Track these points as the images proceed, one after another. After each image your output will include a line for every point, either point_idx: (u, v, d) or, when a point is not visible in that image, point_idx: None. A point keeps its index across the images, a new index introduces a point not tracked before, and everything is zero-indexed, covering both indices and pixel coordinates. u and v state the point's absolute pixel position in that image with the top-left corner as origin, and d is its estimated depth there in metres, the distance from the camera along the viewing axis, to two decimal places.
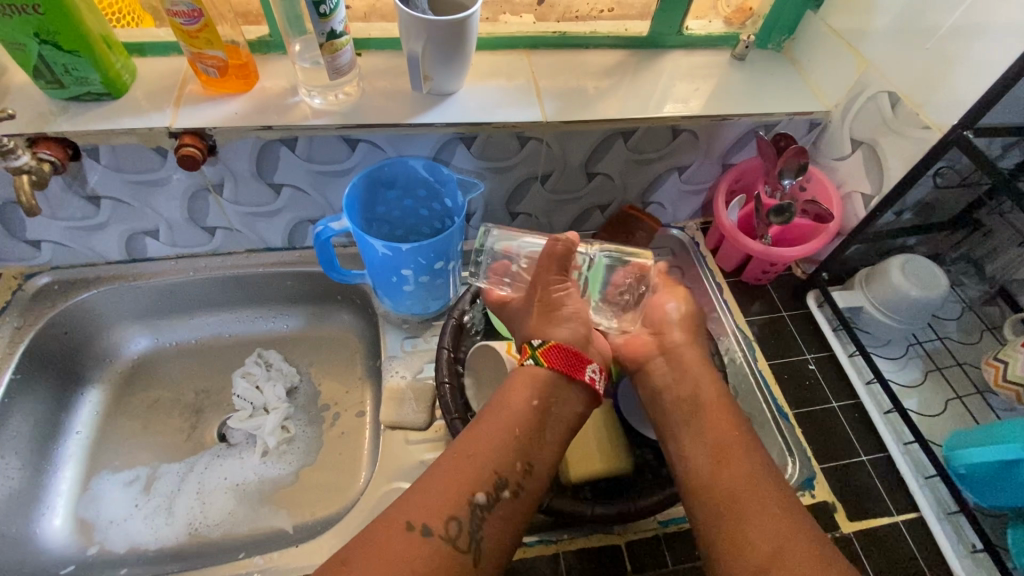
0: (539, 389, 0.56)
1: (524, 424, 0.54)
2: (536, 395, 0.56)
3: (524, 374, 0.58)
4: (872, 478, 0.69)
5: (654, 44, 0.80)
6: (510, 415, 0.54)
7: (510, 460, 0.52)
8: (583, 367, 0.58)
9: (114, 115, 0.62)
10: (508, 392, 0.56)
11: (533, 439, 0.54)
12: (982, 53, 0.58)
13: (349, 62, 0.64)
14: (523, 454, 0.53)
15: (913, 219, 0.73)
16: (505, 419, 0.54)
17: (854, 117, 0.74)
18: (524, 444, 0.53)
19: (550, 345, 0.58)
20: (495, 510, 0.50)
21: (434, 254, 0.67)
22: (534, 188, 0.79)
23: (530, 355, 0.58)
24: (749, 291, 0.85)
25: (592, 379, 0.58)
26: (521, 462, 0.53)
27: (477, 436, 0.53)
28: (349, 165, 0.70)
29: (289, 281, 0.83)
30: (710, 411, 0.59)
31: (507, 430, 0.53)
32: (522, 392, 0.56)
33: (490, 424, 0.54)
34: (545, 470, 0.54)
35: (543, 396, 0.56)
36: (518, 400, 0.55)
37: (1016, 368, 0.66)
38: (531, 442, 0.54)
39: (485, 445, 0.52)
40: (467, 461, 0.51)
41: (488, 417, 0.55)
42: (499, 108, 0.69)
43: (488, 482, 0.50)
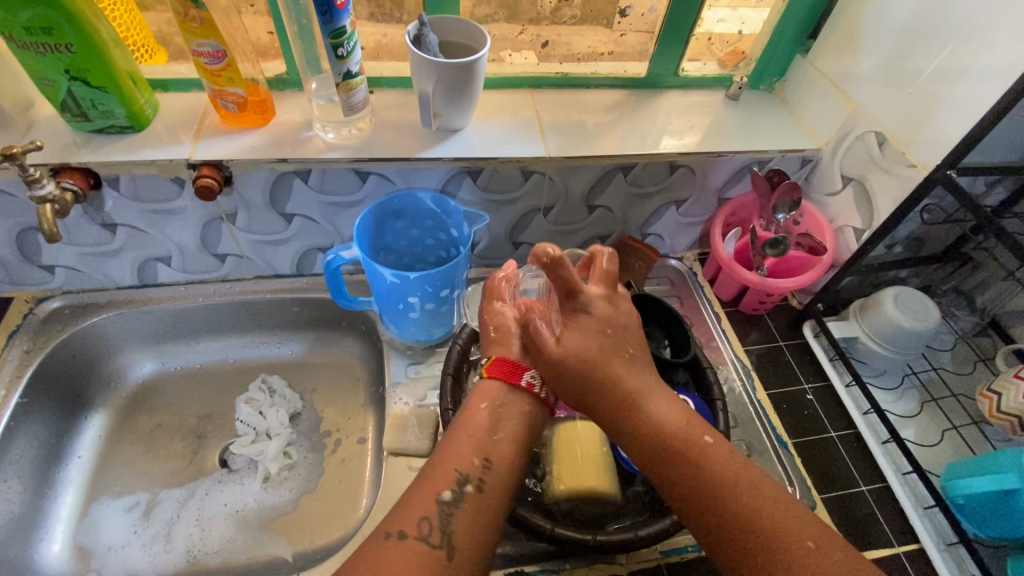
0: (488, 394, 0.54)
1: (482, 421, 0.53)
2: (487, 400, 0.54)
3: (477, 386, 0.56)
4: (872, 509, 0.69)
5: (652, 84, 0.84)
6: (469, 417, 0.53)
7: (467, 456, 0.50)
8: (522, 374, 0.55)
9: (135, 147, 0.65)
10: (466, 403, 0.54)
11: (490, 437, 0.52)
12: (962, 99, 0.62)
13: (362, 100, 0.67)
14: (481, 449, 0.51)
15: (904, 252, 0.76)
16: (464, 422, 0.53)
17: (843, 155, 0.77)
18: (483, 441, 0.51)
19: (492, 359, 0.57)
20: (461, 505, 0.47)
21: (440, 282, 0.69)
22: (536, 219, 0.81)
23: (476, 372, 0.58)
24: (746, 321, 0.86)
25: (529, 386, 0.55)
26: (480, 458, 0.50)
27: (444, 442, 0.52)
28: (359, 197, 0.73)
29: (295, 307, 0.84)
30: (677, 439, 0.49)
31: (465, 431, 0.52)
32: (479, 398, 0.54)
33: (453, 427, 0.53)
34: (507, 462, 0.51)
35: (492, 399, 0.54)
36: (475, 404, 0.54)
37: (1010, 399, 0.67)
38: (487, 435, 0.51)
39: (449, 447, 0.51)
40: (433, 467, 0.50)
41: (452, 425, 0.53)
42: (505, 144, 0.72)
43: (450, 481, 0.49)
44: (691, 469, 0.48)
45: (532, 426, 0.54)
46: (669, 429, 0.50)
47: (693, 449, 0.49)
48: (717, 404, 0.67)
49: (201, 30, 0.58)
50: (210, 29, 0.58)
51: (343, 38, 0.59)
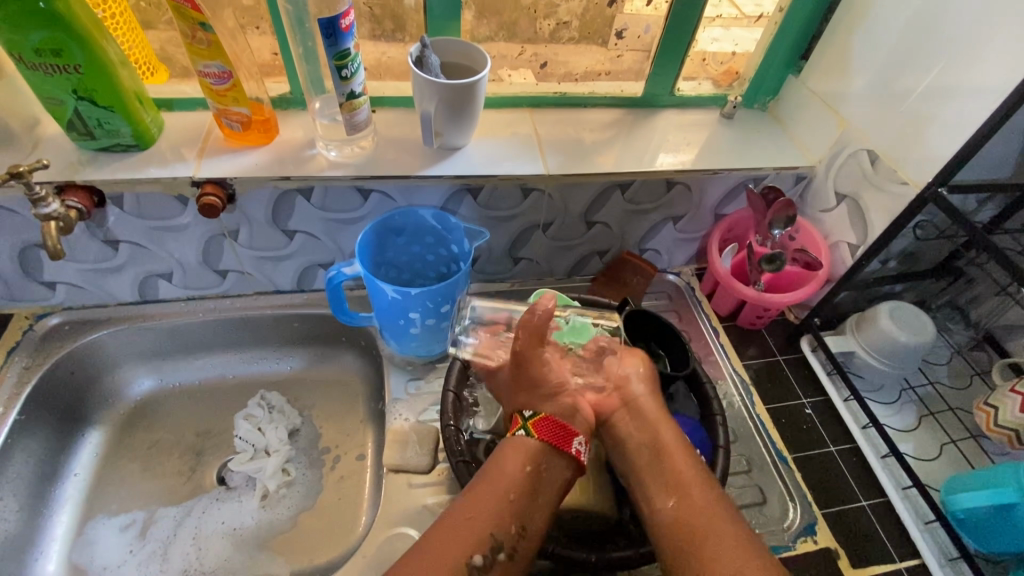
0: (529, 455, 0.57)
1: (519, 484, 0.54)
2: (530, 463, 0.56)
3: (514, 442, 0.58)
4: (873, 524, 0.69)
5: (648, 103, 0.86)
6: (506, 479, 0.54)
7: (505, 523, 0.52)
8: (572, 442, 0.58)
9: (140, 165, 0.66)
10: (501, 459, 0.56)
11: (530, 504, 0.54)
12: (951, 119, 0.64)
13: (365, 119, 0.68)
14: (518, 516, 0.53)
15: (898, 267, 0.77)
16: (500, 480, 0.55)
17: (837, 172, 0.79)
18: (521, 506, 0.54)
19: (542, 417, 0.59)
20: (493, 570, 0.50)
21: (441, 298, 0.69)
22: (536, 235, 0.82)
23: (520, 425, 0.59)
24: (744, 335, 0.87)
25: (578, 454, 0.57)
26: (516, 524, 0.53)
27: (475, 500, 0.53)
28: (360, 213, 0.73)
29: (296, 322, 0.85)
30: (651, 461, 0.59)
31: (501, 496, 0.53)
32: (515, 455, 0.57)
33: (485, 484, 0.55)
34: (540, 530, 0.54)
35: (534, 462, 0.56)
36: (512, 468, 0.55)
37: (1006, 413, 0.67)
38: (525, 504, 0.54)
39: (484, 507, 0.53)
40: (468, 526, 0.52)
41: (483, 480, 0.55)
42: (505, 162, 0.74)
43: (483, 544, 0.51)
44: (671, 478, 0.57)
45: (565, 492, 0.57)
46: (668, 449, 0.59)
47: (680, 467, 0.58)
48: (716, 419, 0.67)
49: (208, 51, 0.60)
50: (216, 50, 0.60)
51: (347, 59, 0.60)
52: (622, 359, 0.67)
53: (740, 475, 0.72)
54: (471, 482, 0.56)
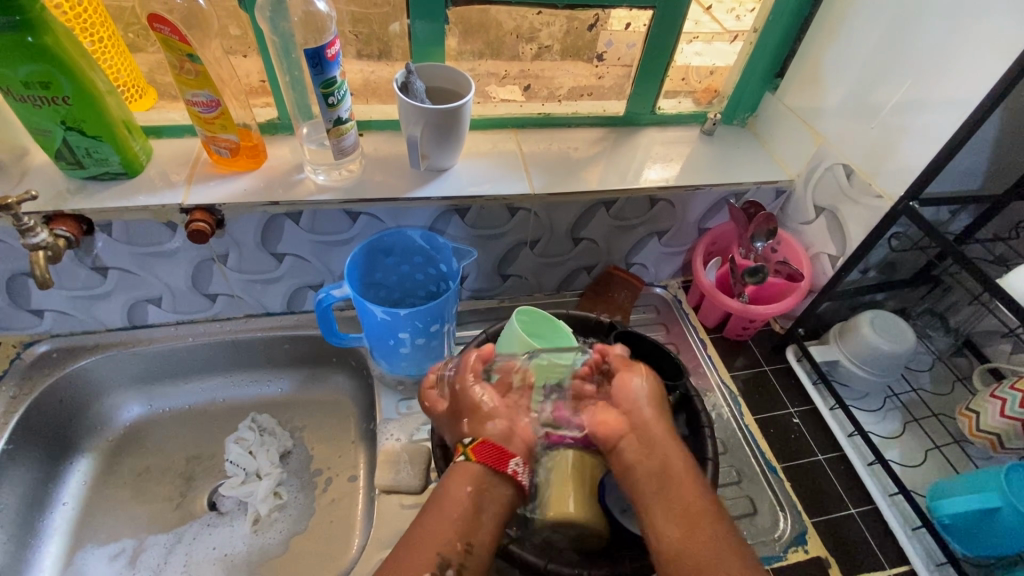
0: (475, 476, 0.57)
1: (461, 505, 0.55)
2: (474, 485, 0.57)
3: (459, 466, 0.59)
4: (862, 531, 0.70)
5: (631, 122, 0.88)
6: (450, 501, 0.55)
7: (450, 542, 0.53)
8: (507, 462, 0.58)
9: (129, 193, 0.67)
10: (449, 482, 0.57)
11: (472, 523, 0.55)
12: (920, 135, 0.66)
13: (352, 144, 0.69)
14: (463, 534, 0.54)
15: (877, 277, 0.79)
16: (446, 498, 0.56)
17: (815, 185, 0.81)
18: (466, 526, 0.55)
19: (479, 441, 0.59)
20: None
21: (430, 317, 0.70)
22: (524, 253, 0.84)
23: (462, 451, 0.59)
24: (731, 346, 0.88)
25: (514, 474, 0.58)
26: (462, 542, 0.54)
27: (424, 521, 0.55)
28: (349, 236, 0.74)
29: (286, 344, 0.85)
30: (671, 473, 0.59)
31: (447, 515, 0.55)
32: (465, 471, 0.58)
33: (438, 502, 0.56)
34: (488, 545, 0.55)
35: (478, 482, 0.57)
36: (458, 484, 0.57)
37: (987, 418, 0.69)
38: (470, 522, 0.55)
39: (432, 527, 0.54)
40: (417, 551, 0.53)
41: (436, 503, 0.56)
42: (492, 182, 0.75)
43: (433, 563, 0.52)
44: (671, 494, 0.58)
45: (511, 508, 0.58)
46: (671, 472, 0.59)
47: (677, 480, 0.59)
48: (706, 433, 0.67)
49: (196, 82, 0.61)
50: (205, 81, 0.61)
51: (333, 87, 0.62)
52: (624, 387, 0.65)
53: (730, 486, 0.73)
54: (419, 511, 0.57)
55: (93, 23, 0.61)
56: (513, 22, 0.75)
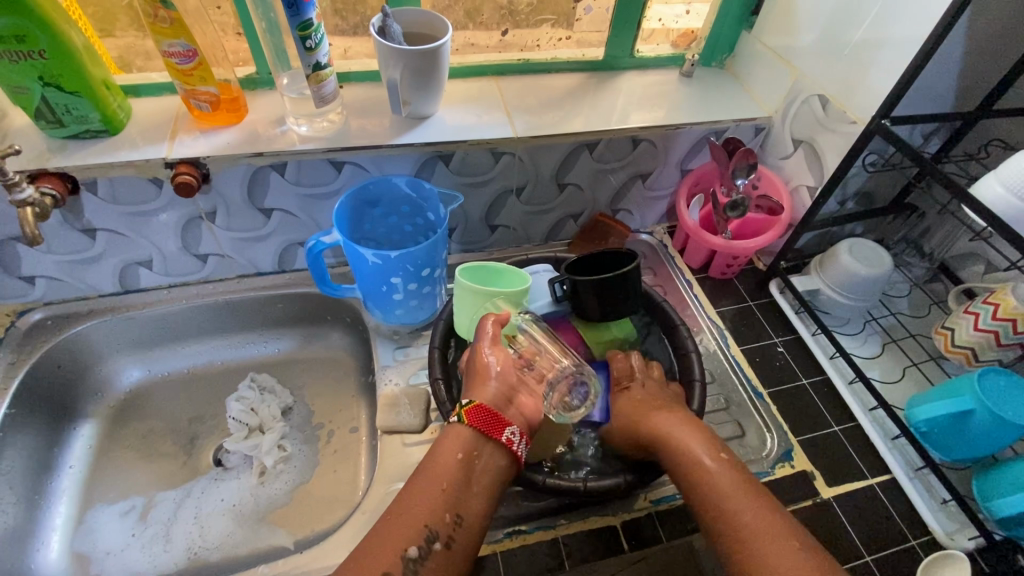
0: (467, 441, 0.55)
1: (451, 472, 0.53)
2: (468, 455, 0.55)
3: (451, 429, 0.57)
4: (845, 445, 0.73)
5: (611, 66, 0.88)
6: (438, 469, 0.53)
7: (439, 511, 0.51)
8: (504, 429, 0.56)
9: (112, 150, 0.67)
10: (439, 449, 0.55)
11: (463, 494, 0.53)
12: (888, 58, 0.67)
13: (333, 92, 0.69)
14: (452, 505, 0.52)
15: (856, 207, 0.82)
16: (436, 460, 0.54)
17: (793, 119, 0.82)
18: (456, 495, 0.53)
19: (476, 404, 0.57)
20: (429, 562, 0.49)
21: (420, 262, 0.71)
22: (510, 201, 0.85)
23: (457, 412, 0.57)
24: (717, 285, 0.90)
25: (509, 442, 0.55)
26: (452, 512, 0.52)
27: (411, 487, 0.53)
28: (336, 187, 0.75)
29: (280, 303, 0.86)
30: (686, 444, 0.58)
31: (435, 483, 0.53)
32: (455, 435, 0.56)
33: (425, 468, 0.54)
34: (478, 517, 0.53)
35: (470, 450, 0.55)
36: (447, 450, 0.55)
37: (963, 333, 0.72)
38: (459, 492, 0.53)
39: (421, 492, 0.52)
40: (406, 516, 0.51)
41: (427, 465, 0.55)
42: (474, 128, 0.76)
43: (421, 534, 0.50)
44: (720, 505, 0.53)
45: (505, 479, 0.56)
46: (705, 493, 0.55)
47: (711, 481, 0.55)
48: (691, 355, 0.70)
49: (171, 30, 0.60)
50: (180, 29, 0.60)
51: (310, 30, 0.61)
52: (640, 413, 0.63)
53: (719, 412, 0.76)
54: (409, 478, 0.55)
55: None
56: None
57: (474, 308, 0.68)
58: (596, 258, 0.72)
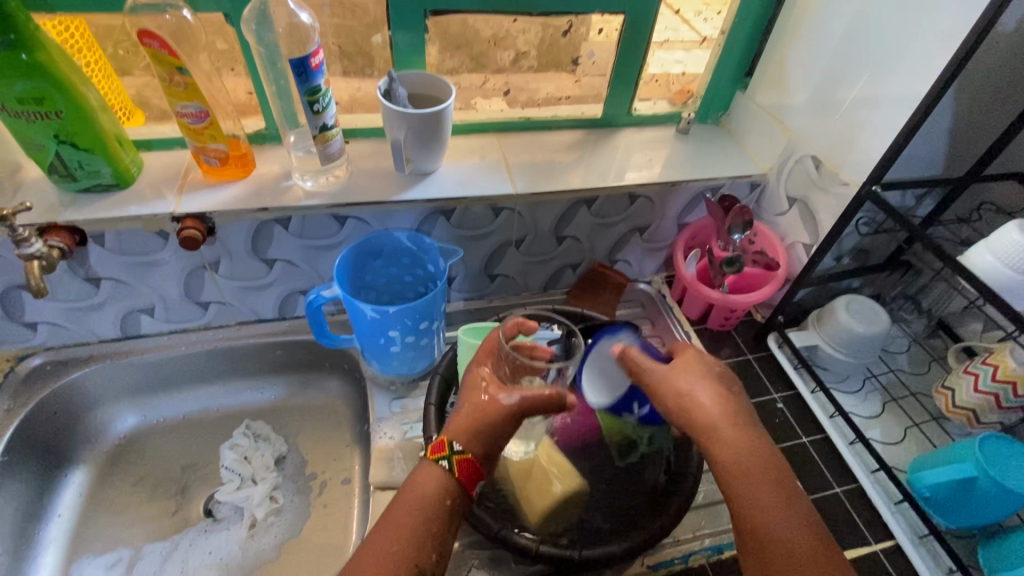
0: (451, 485, 0.54)
1: (435, 514, 0.52)
2: (450, 495, 0.53)
3: (433, 467, 0.54)
4: (847, 509, 0.72)
5: (609, 123, 0.91)
6: (423, 508, 0.52)
7: (426, 551, 0.50)
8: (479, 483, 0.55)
9: (121, 204, 0.68)
10: (421, 485, 0.53)
11: (445, 534, 0.52)
12: (878, 124, 0.69)
13: (338, 150, 0.71)
14: (438, 544, 0.51)
15: (852, 263, 0.82)
16: (418, 500, 0.52)
17: (787, 177, 0.84)
18: (440, 534, 0.52)
19: (468, 455, 0.54)
20: None
21: (419, 315, 0.71)
22: (509, 252, 0.86)
23: (446, 456, 0.54)
24: (716, 336, 0.90)
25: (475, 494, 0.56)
26: (436, 552, 0.51)
27: (389, 522, 0.51)
28: (338, 239, 0.76)
29: (278, 350, 0.86)
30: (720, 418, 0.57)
31: (417, 525, 0.51)
32: (432, 470, 0.54)
33: (402, 506, 0.52)
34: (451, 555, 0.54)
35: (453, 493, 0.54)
36: (427, 489, 0.53)
37: (963, 394, 0.72)
38: (445, 532, 0.52)
39: (401, 534, 0.50)
40: (388, 558, 0.49)
41: (404, 503, 0.52)
42: (475, 183, 0.78)
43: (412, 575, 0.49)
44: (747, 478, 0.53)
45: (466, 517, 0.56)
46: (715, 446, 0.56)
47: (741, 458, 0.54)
48: None
49: (185, 93, 0.63)
50: (193, 92, 0.63)
51: (318, 94, 0.64)
52: (686, 376, 0.60)
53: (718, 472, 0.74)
54: (383, 515, 0.52)
55: (80, 47, 0.65)
56: (489, 30, 0.78)
57: None
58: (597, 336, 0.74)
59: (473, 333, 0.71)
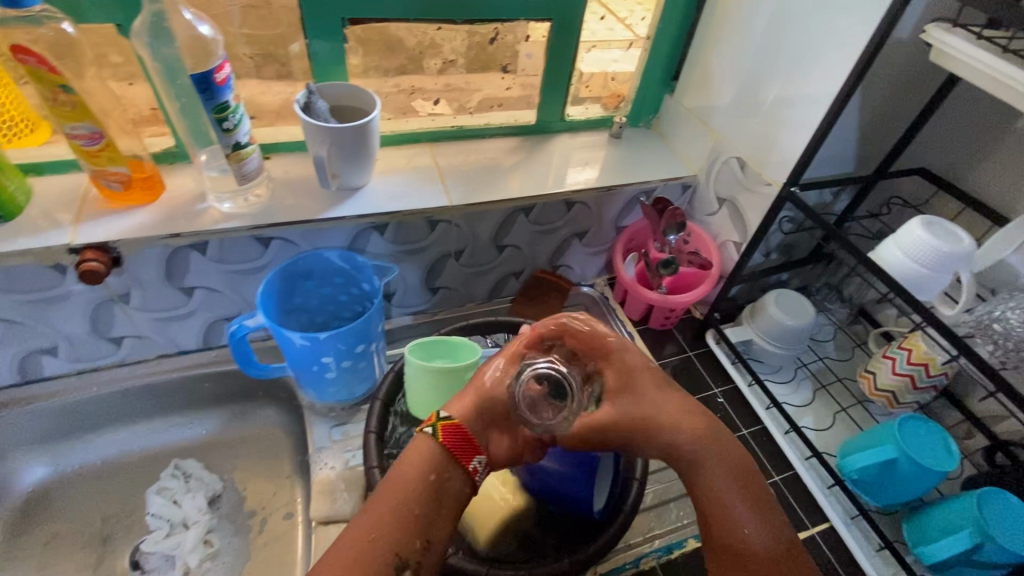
0: (434, 462, 0.49)
1: (424, 492, 0.48)
2: (429, 468, 0.48)
3: (419, 439, 0.50)
4: (787, 495, 0.75)
5: (543, 129, 0.90)
6: (402, 492, 0.47)
7: (409, 539, 0.46)
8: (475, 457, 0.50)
9: (8, 236, 0.61)
10: (402, 465, 0.49)
11: (432, 517, 0.47)
12: (795, 126, 0.72)
13: (256, 167, 0.67)
14: (423, 530, 0.47)
15: (779, 258, 0.86)
16: (403, 482, 0.47)
17: (715, 178, 0.86)
18: (427, 520, 0.47)
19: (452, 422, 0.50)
20: None
21: (354, 338, 0.67)
22: (449, 264, 0.84)
23: (429, 423, 0.51)
24: (658, 335, 0.92)
25: (475, 472, 0.50)
26: (422, 539, 0.46)
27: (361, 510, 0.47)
28: (263, 262, 0.72)
29: (206, 382, 0.80)
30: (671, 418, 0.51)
31: (403, 506, 0.47)
32: (424, 448, 0.49)
33: (393, 484, 0.48)
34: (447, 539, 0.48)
35: (437, 470, 0.48)
36: (419, 463, 0.49)
37: (883, 377, 0.76)
38: (432, 516, 0.47)
39: (383, 519, 0.46)
40: (370, 544, 0.45)
41: (387, 485, 0.48)
42: (409, 197, 0.75)
43: (390, 565, 0.44)
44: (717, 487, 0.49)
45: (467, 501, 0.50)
46: (696, 443, 0.50)
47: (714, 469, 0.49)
48: None
49: (73, 113, 0.57)
50: (83, 112, 0.57)
51: (227, 112, 0.59)
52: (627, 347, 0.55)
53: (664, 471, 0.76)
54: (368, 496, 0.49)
55: None
56: (413, 38, 0.75)
57: (432, 388, 0.63)
58: None
59: (418, 351, 0.65)
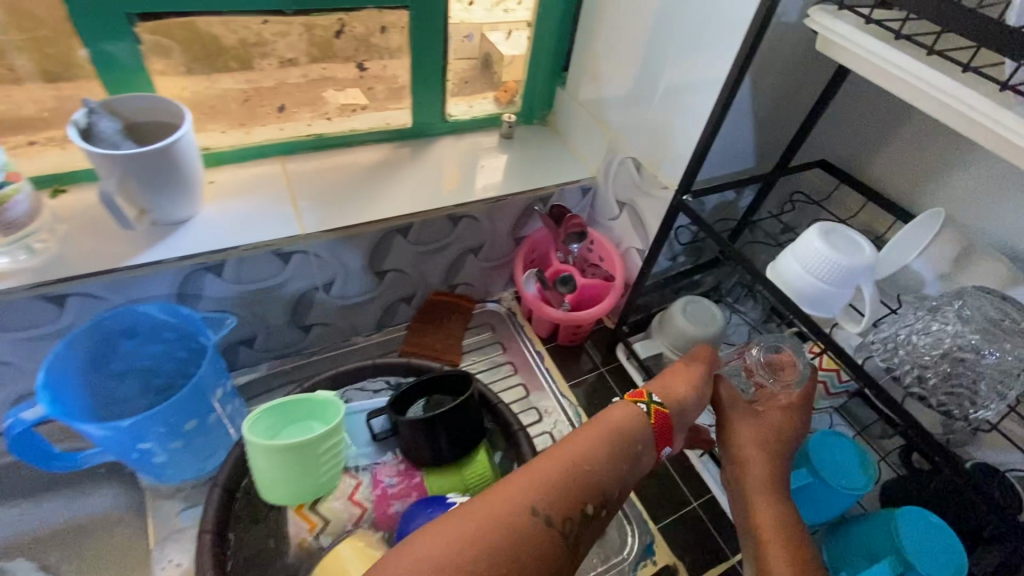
0: (624, 429, 0.48)
1: (577, 466, 0.45)
2: (635, 434, 0.48)
3: (619, 407, 0.49)
4: (705, 523, 0.69)
5: (422, 133, 0.79)
6: (629, 430, 0.48)
7: (616, 476, 0.46)
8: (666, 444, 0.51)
9: None
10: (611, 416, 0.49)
11: (622, 468, 0.47)
12: (686, 123, 0.64)
13: (28, 211, 0.54)
14: (622, 478, 0.47)
15: (688, 260, 0.80)
16: (616, 427, 0.48)
17: (613, 180, 0.78)
18: (613, 471, 0.46)
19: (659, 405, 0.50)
20: (585, 532, 0.44)
21: (179, 416, 0.55)
22: (318, 298, 0.72)
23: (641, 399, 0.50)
24: (569, 353, 0.85)
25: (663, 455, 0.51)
26: (624, 485, 0.47)
27: (575, 439, 0.46)
28: (64, 325, 0.58)
29: (23, 467, 0.66)
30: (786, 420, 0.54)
31: (614, 450, 0.46)
32: (627, 410, 0.49)
33: (593, 428, 0.47)
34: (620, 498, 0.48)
35: (627, 438, 0.48)
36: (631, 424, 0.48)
37: None
38: (624, 471, 0.47)
39: (599, 452, 0.46)
40: (579, 469, 0.45)
41: (590, 429, 0.47)
42: (250, 227, 0.63)
43: (595, 498, 0.45)
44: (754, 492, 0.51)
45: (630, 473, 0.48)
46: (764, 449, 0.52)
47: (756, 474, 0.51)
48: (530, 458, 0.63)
49: None
50: None
51: None
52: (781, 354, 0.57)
53: None
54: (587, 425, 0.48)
55: None
56: (234, 34, 0.61)
57: (286, 466, 0.53)
58: (429, 383, 0.64)
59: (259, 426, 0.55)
